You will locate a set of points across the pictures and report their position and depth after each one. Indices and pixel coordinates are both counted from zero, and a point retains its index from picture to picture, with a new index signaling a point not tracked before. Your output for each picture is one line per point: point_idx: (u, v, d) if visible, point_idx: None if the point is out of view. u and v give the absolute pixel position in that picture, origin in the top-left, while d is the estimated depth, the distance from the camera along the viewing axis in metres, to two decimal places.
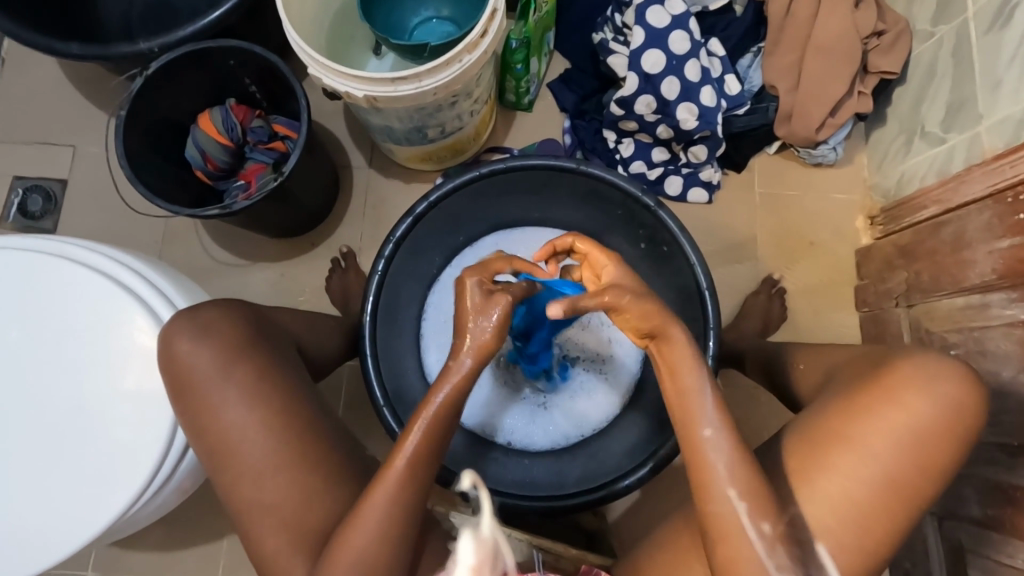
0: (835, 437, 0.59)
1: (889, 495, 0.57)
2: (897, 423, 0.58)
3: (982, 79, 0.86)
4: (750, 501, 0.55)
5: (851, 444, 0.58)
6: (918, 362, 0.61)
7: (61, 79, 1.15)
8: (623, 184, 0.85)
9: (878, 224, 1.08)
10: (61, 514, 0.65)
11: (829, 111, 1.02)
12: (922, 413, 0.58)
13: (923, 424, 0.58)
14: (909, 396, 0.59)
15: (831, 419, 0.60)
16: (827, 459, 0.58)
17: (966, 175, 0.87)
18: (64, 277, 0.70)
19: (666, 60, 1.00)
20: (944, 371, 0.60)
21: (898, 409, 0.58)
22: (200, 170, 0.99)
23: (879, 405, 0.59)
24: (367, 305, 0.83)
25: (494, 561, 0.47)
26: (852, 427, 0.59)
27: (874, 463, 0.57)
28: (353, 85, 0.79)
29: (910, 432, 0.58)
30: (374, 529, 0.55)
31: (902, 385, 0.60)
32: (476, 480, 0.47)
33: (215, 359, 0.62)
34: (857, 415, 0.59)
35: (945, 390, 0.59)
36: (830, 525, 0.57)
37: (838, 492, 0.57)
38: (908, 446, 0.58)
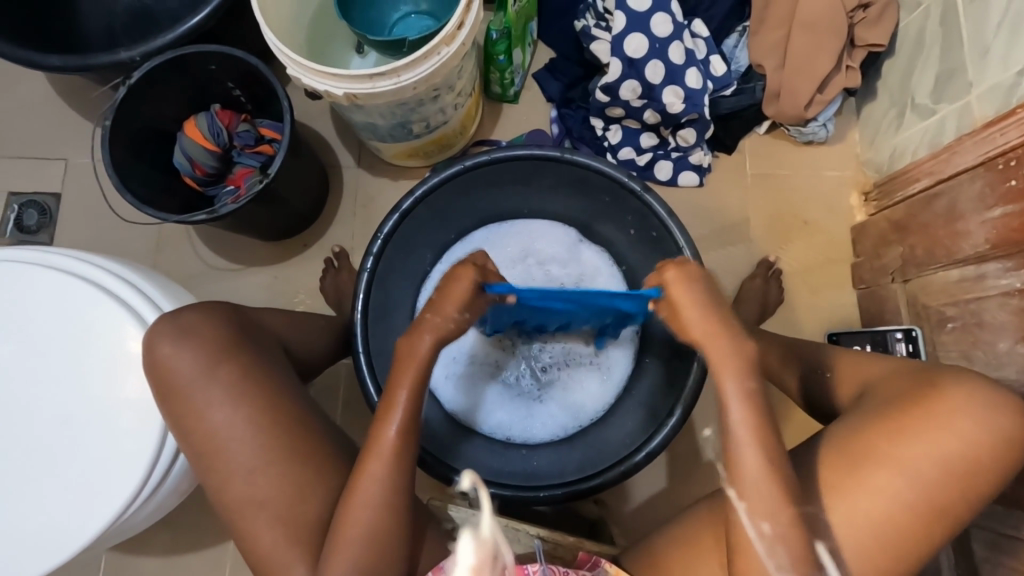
0: (878, 455, 0.58)
1: (926, 517, 0.57)
2: (945, 448, 0.57)
3: (969, 46, 0.84)
4: (747, 500, 0.57)
5: (895, 467, 0.57)
6: (968, 385, 0.59)
7: (50, 92, 1.16)
8: (609, 170, 0.85)
9: (873, 200, 1.07)
10: (56, 522, 0.66)
11: (816, 87, 1.01)
12: (972, 441, 0.57)
13: (971, 451, 0.57)
14: (961, 422, 0.57)
15: (877, 439, 0.59)
16: (866, 477, 0.58)
17: (957, 145, 0.85)
18: (52, 287, 0.71)
19: (648, 44, 0.99)
20: (998, 400, 0.58)
21: (949, 435, 0.57)
22: (188, 176, 0.99)
23: (929, 428, 0.57)
24: (358, 303, 0.83)
25: (494, 561, 0.48)
26: (898, 450, 0.58)
27: (917, 488, 0.57)
28: (332, 84, 0.78)
29: (956, 457, 0.57)
30: (372, 518, 0.57)
31: (955, 410, 0.58)
32: (475, 480, 0.48)
33: (199, 359, 0.63)
34: (906, 438, 0.58)
35: (998, 420, 0.57)
36: (865, 541, 0.57)
37: (877, 512, 0.57)
38: (955, 473, 0.57)
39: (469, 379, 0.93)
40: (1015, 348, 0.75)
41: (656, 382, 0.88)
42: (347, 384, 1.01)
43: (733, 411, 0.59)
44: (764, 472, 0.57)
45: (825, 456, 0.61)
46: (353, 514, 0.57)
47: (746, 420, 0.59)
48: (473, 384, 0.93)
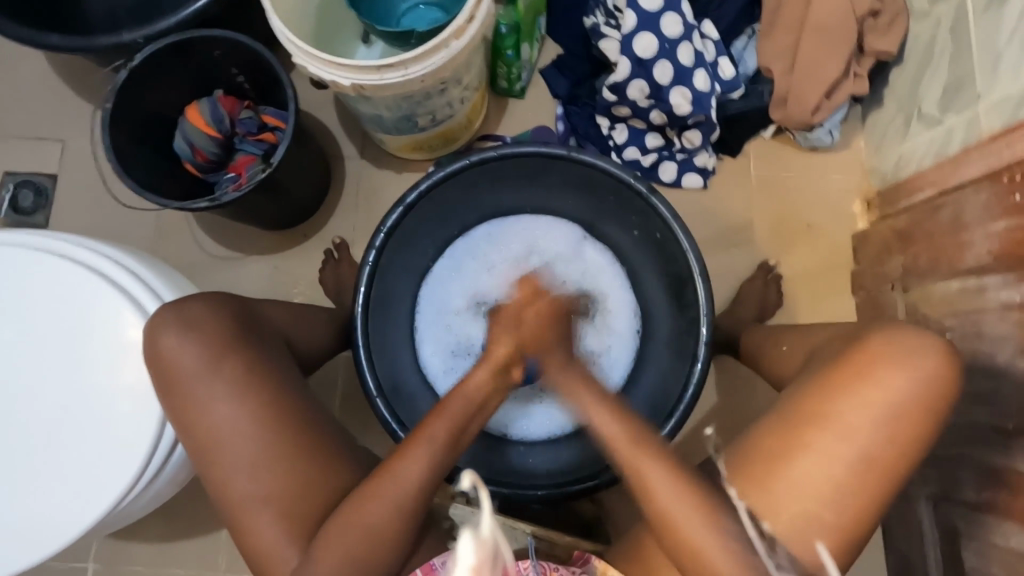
0: (817, 417, 0.59)
1: (867, 475, 0.57)
2: (875, 400, 0.58)
3: (980, 57, 0.84)
4: (750, 498, 0.59)
5: (830, 425, 0.58)
6: (892, 335, 0.60)
7: (49, 72, 1.14)
8: (616, 171, 0.84)
9: (875, 208, 1.07)
10: (51, 510, 0.66)
11: (824, 93, 1.01)
12: (900, 390, 0.58)
13: (901, 400, 0.58)
14: (887, 373, 0.59)
15: (813, 401, 0.60)
16: (808, 441, 0.58)
17: (963, 157, 0.85)
18: (50, 272, 0.70)
19: (658, 44, 0.99)
20: (921, 345, 0.59)
21: (879, 388, 0.58)
22: (189, 162, 0.98)
23: (858, 384, 0.59)
24: (359, 296, 0.83)
25: (494, 560, 0.46)
26: (832, 408, 0.59)
27: (853, 444, 0.57)
28: (339, 74, 0.77)
29: (887, 409, 0.58)
30: (379, 516, 0.58)
31: (881, 361, 0.59)
32: (477, 480, 0.44)
33: (201, 352, 0.62)
34: (837, 394, 0.59)
35: (922, 363, 0.58)
36: (816, 506, 0.57)
37: (820, 475, 0.57)
38: (887, 424, 0.58)
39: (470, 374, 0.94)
40: (1013, 360, 0.75)
41: (655, 384, 0.88)
42: (345, 377, 1.01)
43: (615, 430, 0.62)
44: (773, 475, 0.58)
45: (766, 426, 0.61)
46: (365, 509, 0.58)
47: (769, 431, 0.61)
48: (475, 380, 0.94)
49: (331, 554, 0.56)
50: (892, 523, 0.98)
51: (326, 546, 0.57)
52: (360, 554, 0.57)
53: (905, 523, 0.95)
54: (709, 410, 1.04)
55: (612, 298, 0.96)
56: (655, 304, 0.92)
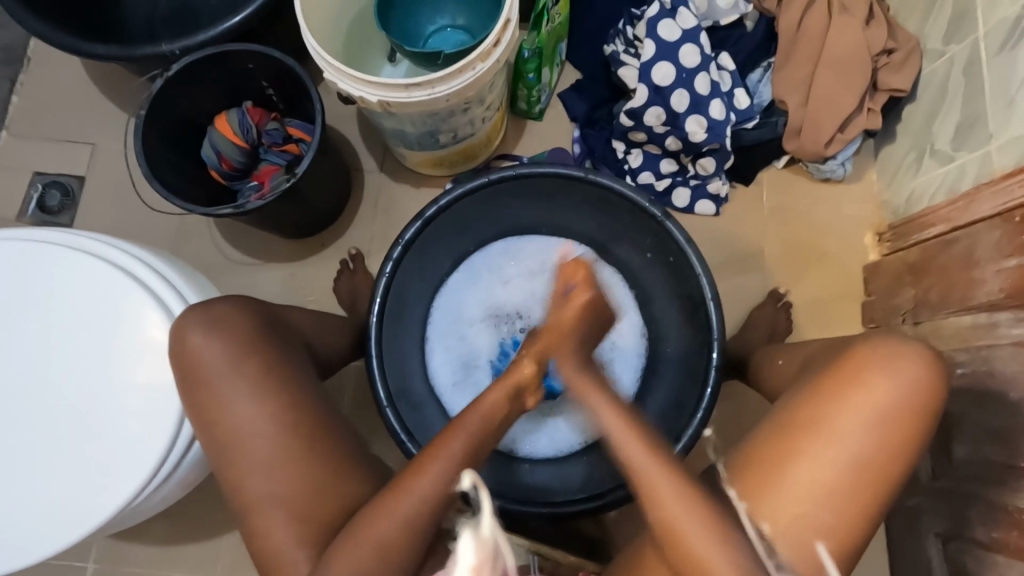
0: (808, 423, 0.59)
1: (860, 480, 0.57)
2: (865, 406, 0.58)
3: (992, 98, 0.86)
4: (750, 501, 0.58)
5: (818, 427, 0.58)
6: (878, 343, 0.61)
7: (84, 78, 1.18)
8: (631, 194, 0.86)
9: (886, 241, 1.08)
10: (64, 504, 0.66)
11: (838, 127, 1.03)
12: (887, 393, 0.59)
13: (888, 403, 0.58)
14: (874, 377, 0.59)
15: (803, 405, 0.60)
16: (799, 447, 0.58)
17: (975, 194, 0.87)
18: (80, 269, 0.71)
19: (676, 73, 1.01)
20: (906, 350, 0.60)
21: (867, 393, 0.59)
22: (215, 169, 1.01)
23: (847, 390, 0.59)
24: (375, 306, 0.84)
25: (494, 561, 0.47)
26: (821, 412, 0.59)
27: (842, 447, 0.57)
28: (368, 90, 0.80)
29: (877, 414, 0.58)
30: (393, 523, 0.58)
31: (868, 366, 0.60)
32: (477, 482, 0.46)
33: (227, 353, 0.63)
34: (825, 398, 0.59)
35: (908, 367, 0.59)
36: (812, 511, 0.57)
37: (812, 479, 0.57)
38: (876, 426, 0.58)
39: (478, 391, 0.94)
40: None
41: (663, 408, 0.88)
42: (354, 386, 1.01)
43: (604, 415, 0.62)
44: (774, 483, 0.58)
45: (757, 431, 0.62)
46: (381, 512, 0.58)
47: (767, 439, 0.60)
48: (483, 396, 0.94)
49: (343, 558, 0.56)
50: (900, 561, 0.96)
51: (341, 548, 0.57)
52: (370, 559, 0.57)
53: (913, 559, 0.93)
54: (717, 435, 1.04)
55: (623, 318, 0.96)
56: (666, 326, 0.93)
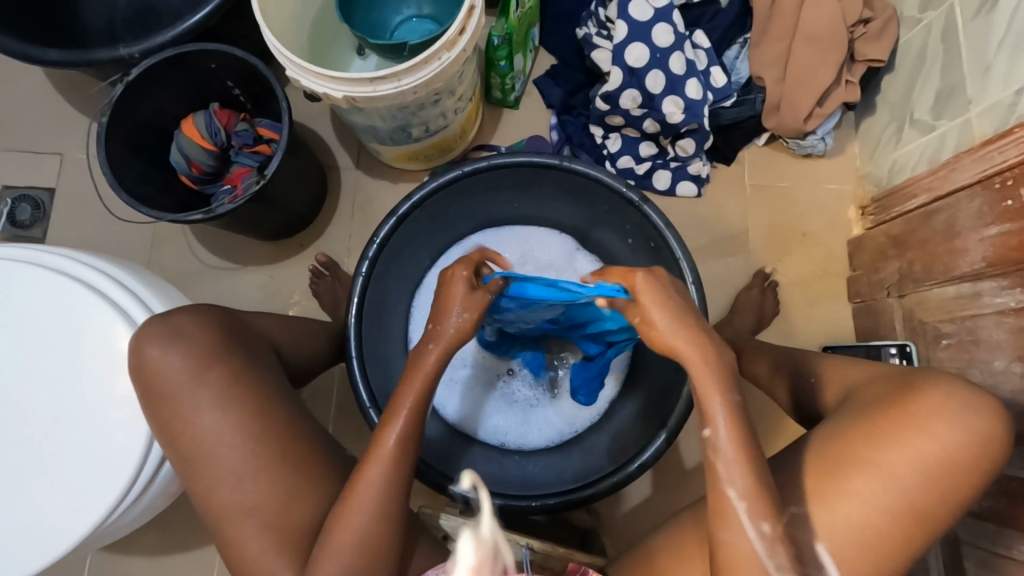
0: (858, 462, 0.57)
1: (908, 526, 0.56)
2: (925, 454, 0.56)
3: (970, 64, 0.84)
4: (750, 501, 0.54)
5: (874, 474, 0.56)
6: (949, 389, 0.58)
7: (47, 86, 1.15)
8: (606, 179, 0.84)
9: (870, 215, 1.07)
10: (38, 524, 0.65)
11: (816, 101, 1.01)
12: (951, 446, 0.56)
13: (951, 456, 0.56)
14: (941, 426, 0.56)
15: (856, 444, 0.58)
16: (846, 485, 0.57)
17: (956, 162, 0.85)
18: (43, 284, 0.70)
19: (650, 54, 0.99)
20: (977, 404, 0.57)
21: (932, 442, 0.56)
22: (185, 174, 0.99)
23: (910, 435, 0.57)
24: (352, 307, 0.82)
25: (494, 561, 0.43)
26: (875, 457, 0.57)
27: (895, 495, 0.56)
28: (332, 86, 0.78)
29: (937, 465, 0.56)
30: (381, 486, 0.58)
31: (934, 414, 0.57)
32: (477, 479, 0.43)
33: (188, 363, 0.62)
34: (885, 443, 0.57)
35: (976, 423, 0.56)
36: (848, 551, 0.56)
37: (859, 523, 0.56)
38: (935, 479, 0.56)
39: (466, 387, 0.93)
40: (1009, 366, 0.75)
41: (650, 393, 0.88)
42: (340, 387, 1.01)
43: (717, 433, 0.57)
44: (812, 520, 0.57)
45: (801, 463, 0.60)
46: (382, 484, 0.58)
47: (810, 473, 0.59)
48: (472, 392, 0.93)
49: (346, 532, 0.56)
50: None
51: (337, 519, 0.57)
52: (369, 522, 0.57)
53: None
54: None
55: None
56: None
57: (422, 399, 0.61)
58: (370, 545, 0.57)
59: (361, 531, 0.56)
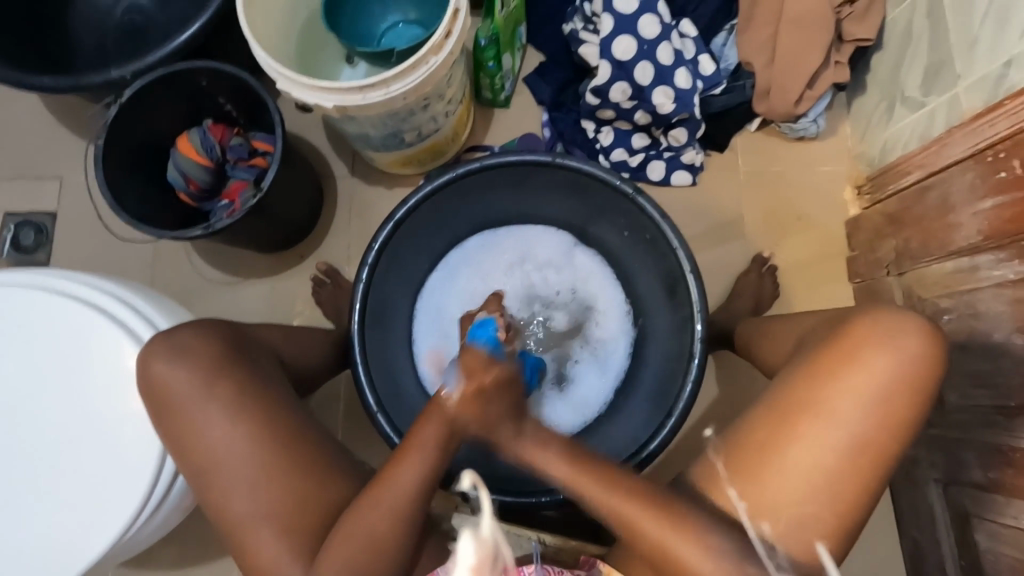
0: (804, 405, 0.59)
1: (860, 459, 0.57)
2: (862, 385, 0.58)
3: (957, 38, 0.84)
4: (749, 500, 0.58)
5: (819, 414, 0.58)
6: (876, 318, 0.60)
7: (42, 111, 1.17)
8: (601, 173, 0.85)
9: (865, 194, 1.07)
10: (58, 543, 0.67)
11: (806, 83, 1.01)
12: (886, 374, 0.58)
13: (888, 383, 0.58)
14: (873, 356, 0.59)
15: (800, 388, 0.60)
16: (796, 430, 0.58)
17: (947, 137, 0.85)
18: (50, 307, 0.71)
19: (637, 46, 1.00)
20: (904, 324, 0.59)
21: (866, 372, 0.58)
22: (183, 192, 1.00)
23: (845, 370, 0.59)
24: (355, 313, 0.83)
25: (494, 560, 0.45)
26: (816, 396, 0.59)
27: (842, 431, 0.57)
28: (323, 96, 0.79)
29: (875, 393, 0.58)
30: (406, 494, 0.59)
31: (865, 344, 0.59)
32: (477, 480, 0.45)
33: (193, 376, 0.63)
34: (825, 382, 0.59)
35: (906, 344, 0.58)
36: (808, 494, 0.57)
37: (811, 463, 0.57)
38: (875, 408, 0.58)
39: None
40: (1009, 338, 0.75)
41: (655, 385, 0.88)
42: (346, 393, 1.02)
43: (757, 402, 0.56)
44: (776, 473, 0.58)
45: (754, 419, 0.61)
46: (397, 485, 0.59)
47: (764, 425, 0.60)
48: None
49: (352, 536, 0.58)
50: (903, 509, 0.97)
51: (346, 527, 0.58)
52: (387, 527, 0.58)
53: (915, 509, 0.94)
54: (711, 406, 1.04)
55: (604, 298, 0.98)
56: (651, 301, 0.92)
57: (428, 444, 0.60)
58: (377, 544, 0.58)
59: (369, 534, 0.58)
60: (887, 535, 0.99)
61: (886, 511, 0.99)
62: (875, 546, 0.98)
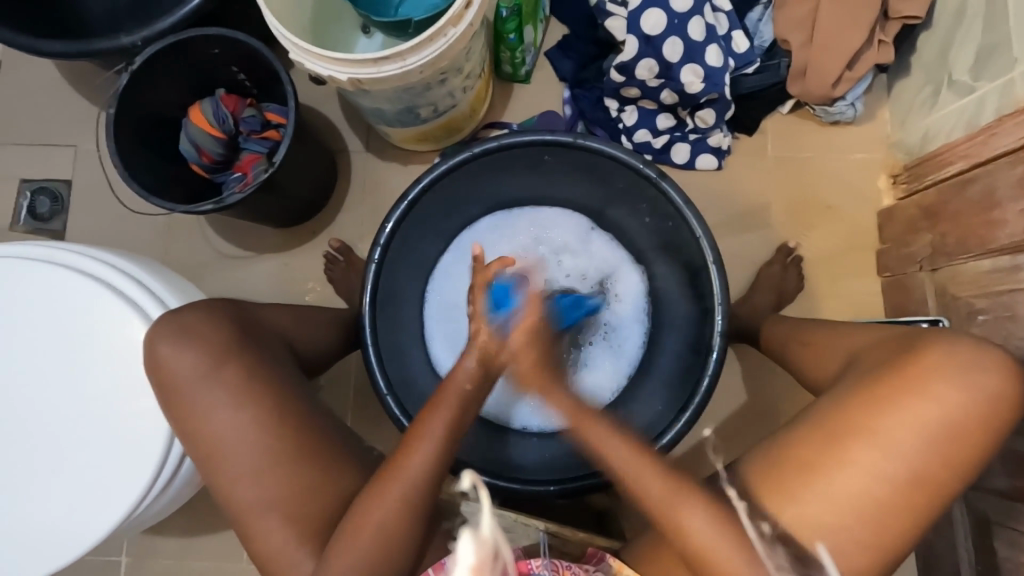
0: (859, 429, 0.56)
1: (910, 493, 0.55)
2: (926, 416, 0.55)
3: (1017, 19, 0.78)
4: (757, 501, 0.57)
5: (876, 441, 0.55)
6: (950, 350, 0.57)
7: (55, 76, 1.15)
8: (622, 156, 0.81)
9: (901, 183, 1.02)
10: (71, 515, 0.68)
11: (846, 64, 0.95)
12: (953, 407, 0.55)
13: (953, 417, 0.55)
14: (942, 387, 0.56)
15: (857, 409, 0.57)
16: (848, 454, 0.56)
17: (997, 127, 0.80)
18: (60, 282, 0.70)
19: (667, 20, 0.94)
20: (979, 360, 0.56)
21: (933, 404, 0.55)
22: (195, 163, 0.98)
23: (910, 399, 0.56)
24: (366, 294, 0.82)
25: (494, 561, 0.44)
26: (875, 422, 0.56)
27: (898, 461, 0.55)
28: (336, 69, 0.75)
29: (938, 427, 0.55)
30: (396, 488, 0.58)
31: (934, 374, 0.56)
32: (477, 479, 0.44)
33: (201, 359, 0.63)
34: (887, 409, 0.56)
35: (980, 381, 0.56)
36: (849, 523, 0.55)
37: (859, 492, 0.55)
38: (937, 443, 0.55)
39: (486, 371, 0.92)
40: None
41: (670, 373, 0.86)
42: (357, 373, 1.01)
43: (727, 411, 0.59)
44: (823, 500, 0.55)
45: (802, 433, 0.59)
46: (408, 469, 0.59)
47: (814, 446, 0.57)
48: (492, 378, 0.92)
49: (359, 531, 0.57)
50: None
51: (353, 522, 0.58)
52: (382, 526, 0.57)
53: None
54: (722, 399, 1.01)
55: (623, 283, 0.94)
56: (666, 290, 0.90)
57: (449, 423, 0.62)
58: (381, 542, 0.57)
59: (371, 531, 0.57)
60: None
61: None
62: None
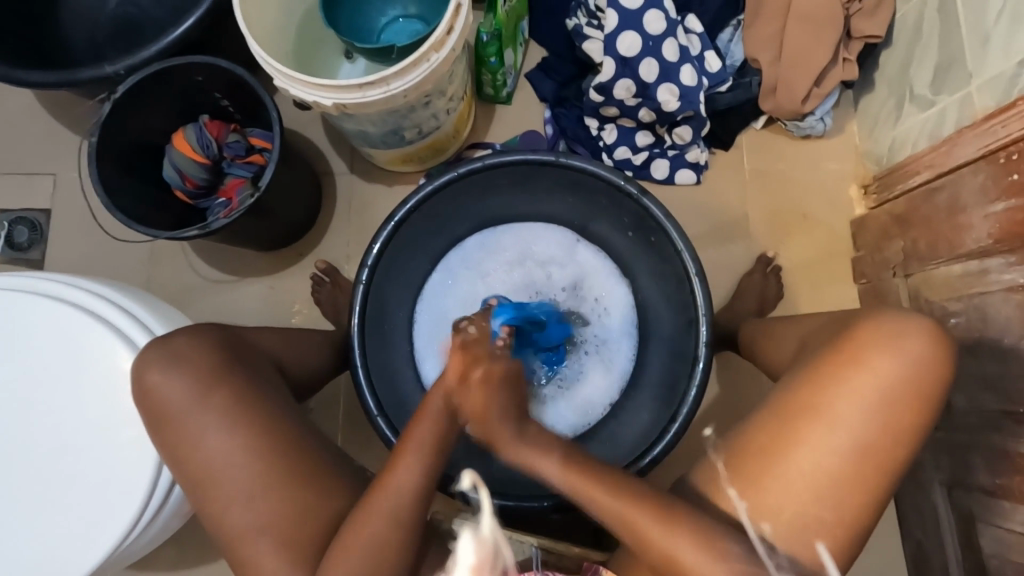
0: (806, 408, 0.58)
1: (861, 464, 0.57)
2: (864, 387, 0.57)
3: (970, 37, 0.83)
4: (750, 501, 0.58)
5: (821, 417, 0.57)
6: (879, 322, 0.60)
7: (34, 105, 1.15)
8: (604, 174, 0.83)
9: (872, 193, 1.06)
10: (54, 551, 0.66)
11: (814, 81, 0.99)
12: (888, 376, 0.57)
13: (890, 386, 0.57)
14: (878, 359, 0.58)
15: (804, 390, 0.59)
16: (798, 434, 0.57)
17: (958, 138, 0.84)
18: (42, 312, 0.69)
19: (642, 42, 0.98)
20: (907, 326, 0.59)
21: (869, 375, 0.58)
22: (179, 189, 0.98)
23: (848, 373, 0.58)
24: (355, 314, 0.82)
25: (494, 560, 0.45)
26: (820, 399, 0.58)
27: (844, 433, 0.57)
28: (320, 94, 0.77)
29: (876, 396, 0.57)
30: (390, 515, 0.58)
31: (869, 346, 0.59)
32: (476, 479, 0.45)
33: (191, 384, 0.62)
34: (829, 385, 0.58)
35: (909, 346, 0.58)
36: (809, 500, 0.56)
37: (813, 467, 0.57)
38: (878, 412, 0.57)
39: None
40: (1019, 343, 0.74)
41: (657, 381, 0.88)
42: (347, 394, 1.01)
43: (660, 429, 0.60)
44: (785, 481, 0.57)
45: (761, 419, 0.60)
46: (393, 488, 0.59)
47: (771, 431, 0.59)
48: None
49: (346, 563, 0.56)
50: (906, 510, 0.96)
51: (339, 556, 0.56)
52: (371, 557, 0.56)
53: (920, 511, 0.93)
54: (710, 408, 1.03)
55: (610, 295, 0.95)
56: (649, 301, 0.92)
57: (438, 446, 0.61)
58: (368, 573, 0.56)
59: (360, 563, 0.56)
60: (890, 537, 0.98)
61: (889, 512, 0.99)
62: (877, 547, 0.98)
